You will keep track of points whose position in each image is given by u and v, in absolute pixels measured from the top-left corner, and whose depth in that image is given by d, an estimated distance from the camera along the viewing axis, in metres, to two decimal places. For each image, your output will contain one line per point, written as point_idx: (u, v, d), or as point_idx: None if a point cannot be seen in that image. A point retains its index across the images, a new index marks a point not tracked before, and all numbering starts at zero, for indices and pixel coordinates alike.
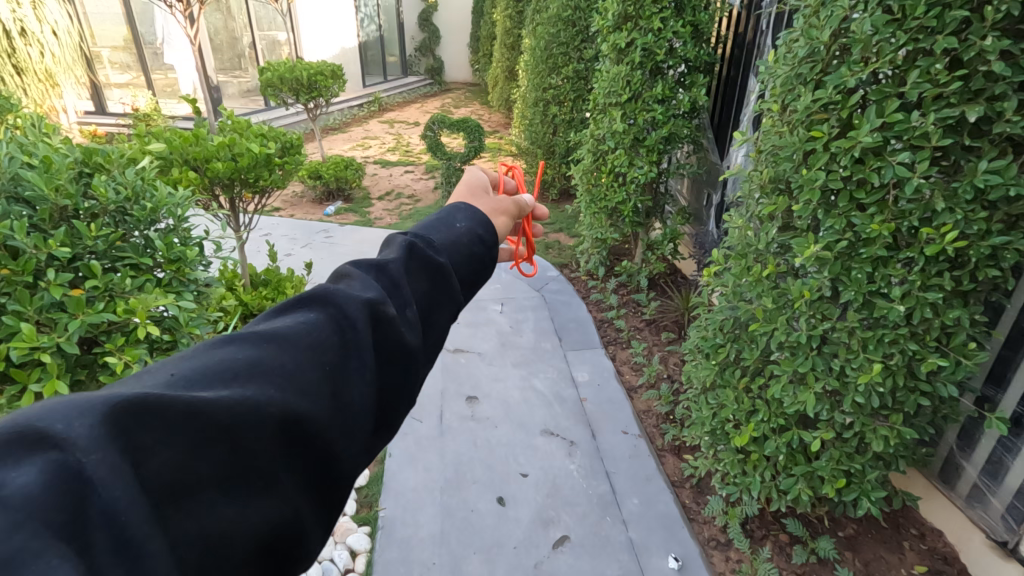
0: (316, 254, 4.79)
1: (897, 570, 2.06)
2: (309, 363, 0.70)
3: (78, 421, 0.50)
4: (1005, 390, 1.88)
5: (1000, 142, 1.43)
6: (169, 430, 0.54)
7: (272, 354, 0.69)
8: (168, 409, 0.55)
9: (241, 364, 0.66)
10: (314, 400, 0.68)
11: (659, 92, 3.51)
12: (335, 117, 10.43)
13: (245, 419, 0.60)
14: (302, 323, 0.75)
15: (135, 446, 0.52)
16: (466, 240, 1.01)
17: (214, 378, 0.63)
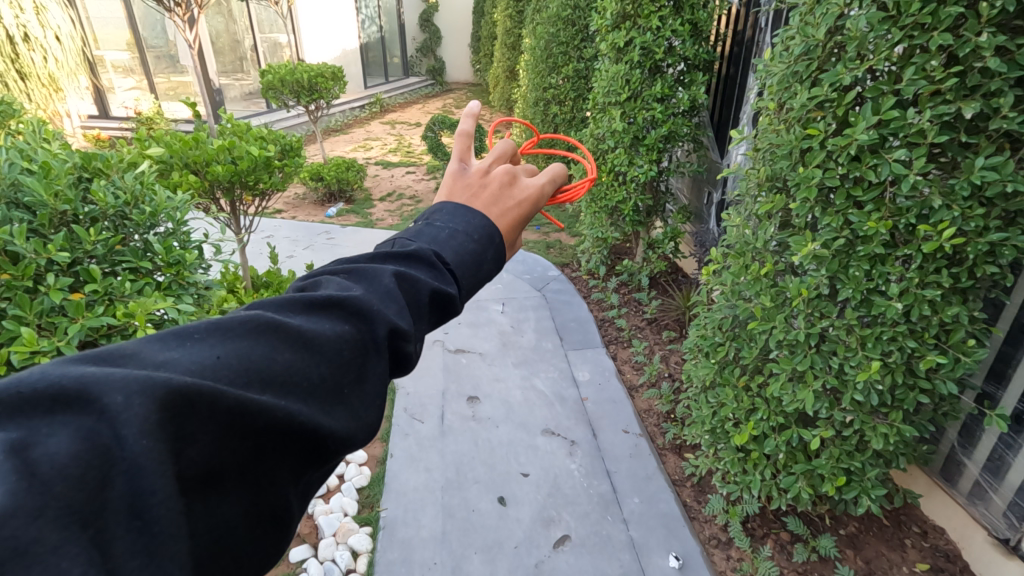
0: (317, 255, 4.81)
1: (898, 568, 2.06)
2: (339, 380, 0.68)
3: (137, 399, 0.51)
4: (1006, 387, 1.87)
5: (997, 139, 1.43)
6: (209, 425, 0.55)
7: (308, 362, 0.66)
8: (216, 403, 0.56)
9: (280, 368, 0.64)
10: (339, 418, 0.67)
11: (658, 91, 3.51)
12: (337, 118, 10.46)
13: (277, 428, 0.60)
14: (341, 331, 0.71)
15: (177, 435, 0.53)
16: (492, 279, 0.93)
17: (255, 377, 0.61)
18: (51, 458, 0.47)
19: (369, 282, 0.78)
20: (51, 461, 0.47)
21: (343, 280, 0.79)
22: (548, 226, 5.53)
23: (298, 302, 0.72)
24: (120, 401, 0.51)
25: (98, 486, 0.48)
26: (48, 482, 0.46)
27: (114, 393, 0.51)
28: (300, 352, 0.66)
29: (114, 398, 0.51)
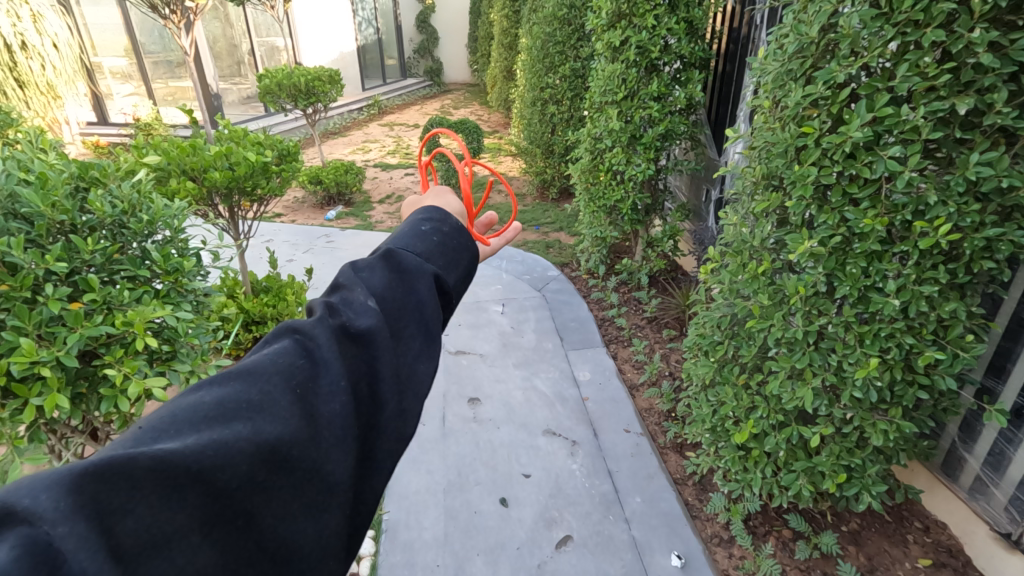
0: (317, 259, 4.83)
1: (900, 564, 2.06)
2: (276, 391, 0.70)
3: (45, 494, 0.52)
4: (1005, 381, 1.88)
5: (992, 134, 1.43)
6: (135, 488, 0.56)
7: (239, 389, 0.69)
8: (132, 466, 0.56)
9: (210, 403, 0.66)
10: (286, 424, 0.67)
11: (655, 89, 3.51)
12: (336, 121, 10.46)
13: (212, 461, 0.60)
14: (268, 354, 0.75)
15: (106, 511, 0.54)
16: (414, 238, 0.94)
17: (183, 422, 0.63)
18: None
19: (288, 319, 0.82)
20: None
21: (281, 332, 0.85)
22: (547, 226, 5.53)
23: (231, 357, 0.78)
24: (30, 502, 0.52)
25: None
26: None
27: (23, 497, 0.52)
28: (228, 388, 0.69)
29: (21, 502, 0.52)
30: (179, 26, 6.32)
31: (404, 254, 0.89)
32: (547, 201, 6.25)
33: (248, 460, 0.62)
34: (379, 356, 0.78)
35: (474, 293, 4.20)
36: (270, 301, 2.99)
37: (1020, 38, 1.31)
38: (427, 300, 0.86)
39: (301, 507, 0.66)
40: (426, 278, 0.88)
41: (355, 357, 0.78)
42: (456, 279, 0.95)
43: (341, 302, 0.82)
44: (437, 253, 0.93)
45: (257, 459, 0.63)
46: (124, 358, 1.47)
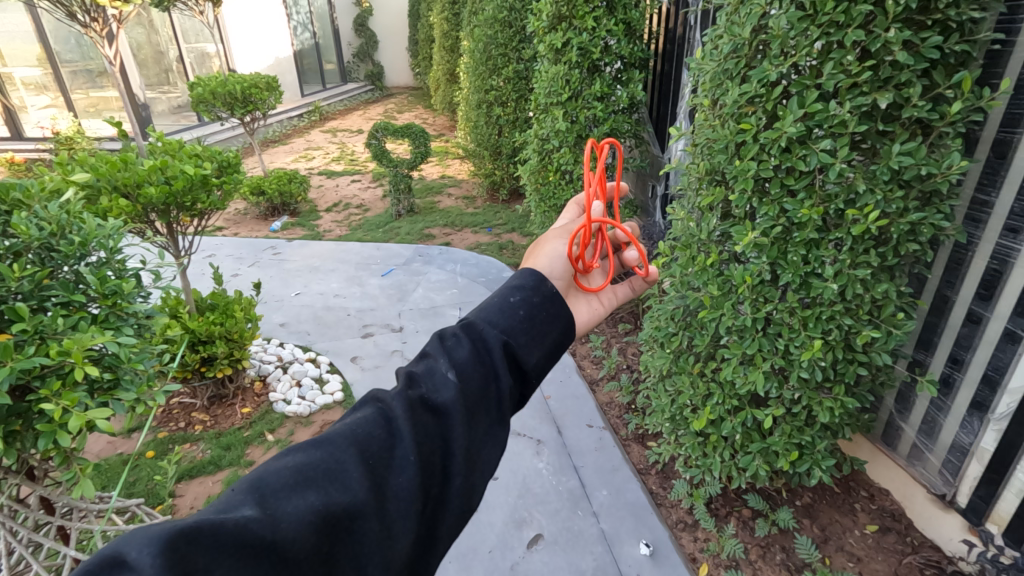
0: (263, 272, 4.67)
1: (851, 532, 2.19)
2: (350, 462, 0.77)
3: (143, 551, 0.61)
4: (934, 353, 2.04)
5: (910, 126, 1.54)
6: (214, 553, 0.63)
7: (321, 458, 0.77)
8: (215, 532, 0.64)
9: (294, 470, 0.75)
10: (354, 496, 0.74)
11: (598, 90, 3.59)
12: (275, 128, 10.10)
13: (286, 530, 0.68)
14: (353, 422, 0.83)
15: (187, 572, 0.62)
16: (502, 310, 0.97)
17: (271, 488, 0.72)
18: None
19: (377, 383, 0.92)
20: None
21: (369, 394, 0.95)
22: (499, 228, 5.55)
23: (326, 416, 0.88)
24: (134, 557, 0.60)
25: None
26: None
27: (129, 550, 0.61)
28: (312, 454, 0.78)
29: (128, 556, 0.61)
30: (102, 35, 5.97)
31: (485, 329, 0.93)
32: (498, 203, 6.26)
33: (318, 532, 0.70)
34: (448, 432, 0.84)
35: (430, 299, 4.16)
36: (218, 320, 2.87)
37: (930, 37, 1.43)
38: (503, 377, 0.90)
39: None
40: (496, 354, 0.92)
41: (426, 432, 0.84)
42: (536, 357, 0.96)
43: (423, 370, 0.91)
44: (524, 328, 0.96)
45: (321, 533, 0.70)
46: (62, 391, 1.39)
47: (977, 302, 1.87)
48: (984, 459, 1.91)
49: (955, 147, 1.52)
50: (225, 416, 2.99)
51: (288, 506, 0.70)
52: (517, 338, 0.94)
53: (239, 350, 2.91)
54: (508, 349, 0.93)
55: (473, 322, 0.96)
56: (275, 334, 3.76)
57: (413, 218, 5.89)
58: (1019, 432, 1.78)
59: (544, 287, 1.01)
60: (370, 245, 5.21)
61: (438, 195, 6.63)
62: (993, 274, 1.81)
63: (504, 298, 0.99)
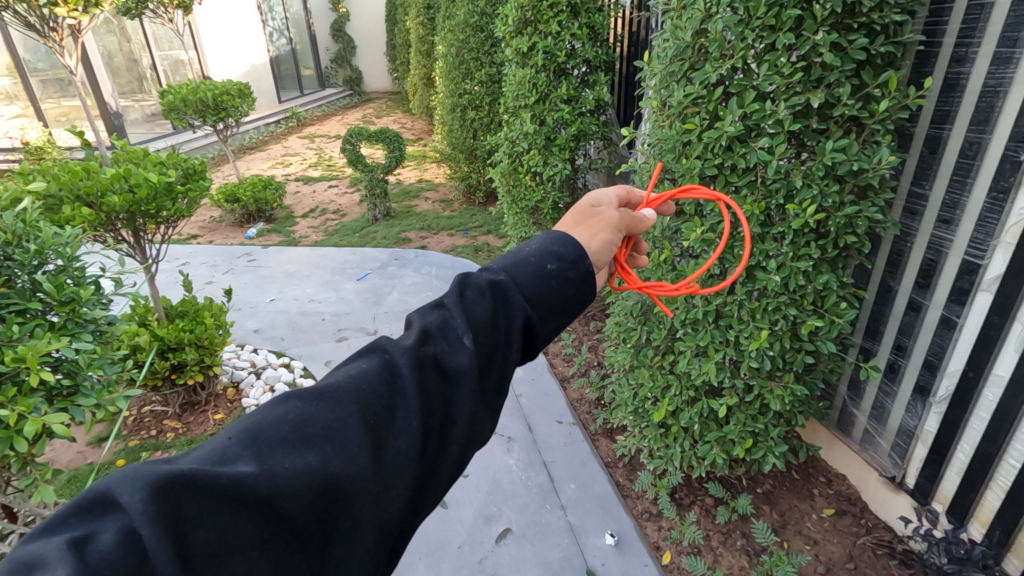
0: (237, 279, 4.66)
1: (808, 516, 2.27)
2: (351, 420, 0.79)
3: (138, 493, 0.62)
4: (880, 341, 2.13)
5: (842, 124, 1.62)
6: (210, 502, 0.65)
7: (322, 414, 0.78)
8: (213, 482, 0.65)
9: (293, 425, 0.76)
10: (355, 456, 0.76)
11: (564, 93, 3.66)
12: (252, 135, 10.05)
13: (284, 484, 0.69)
14: (357, 377, 0.84)
15: (181, 519, 0.63)
16: (537, 276, 1.02)
17: (268, 440, 0.73)
18: (95, 551, 0.59)
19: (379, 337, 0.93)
20: (95, 554, 0.58)
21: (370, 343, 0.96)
22: (475, 230, 5.59)
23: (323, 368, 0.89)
24: (127, 499, 0.61)
25: (135, 565, 0.59)
26: (94, 567, 0.57)
27: (123, 492, 0.62)
28: (310, 407, 0.79)
29: (122, 497, 0.62)
30: (61, 44, 5.87)
31: (516, 294, 0.98)
32: (474, 206, 6.30)
33: (318, 488, 0.71)
34: (452, 396, 0.88)
35: (405, 302, 4.19)
36: (187, 326, 2.88)
37: (856, 39, 1.50)
38: (514, 343, 0.96)
39: (354, 535, 0.74)
40: (518, 320, 0.97)
41: (429, 394, 0.87)
42: (547, 330, 1.03)
43: (434, 327, 0.93)
44: (546, 295, 1.02)
45: (320, 490, 0.72)
46: (17, 398, 1.41)
47: (916, 291, 1.96)
48: (928, 441, 2.00)
49: (885, 143, 1.61)
50: (198, 423, 2.99)
51: (289, 460, 0.72)
52: (537, 307, 1.01)
53: (210, 356, 2.90)
54: (528, 320, 0.99)
55: (506, 285, 0.99)
56: (249, 340, 3.76)
57: (390, 222, 5.91)
58: (957, 413, 1.87)
59: (575, 255, 1.07)
60: (345, 249, 5.22)
61: (415, 199, 6.65)
62: (930, 264, 1.90)
63: (534, 260, 1.05)
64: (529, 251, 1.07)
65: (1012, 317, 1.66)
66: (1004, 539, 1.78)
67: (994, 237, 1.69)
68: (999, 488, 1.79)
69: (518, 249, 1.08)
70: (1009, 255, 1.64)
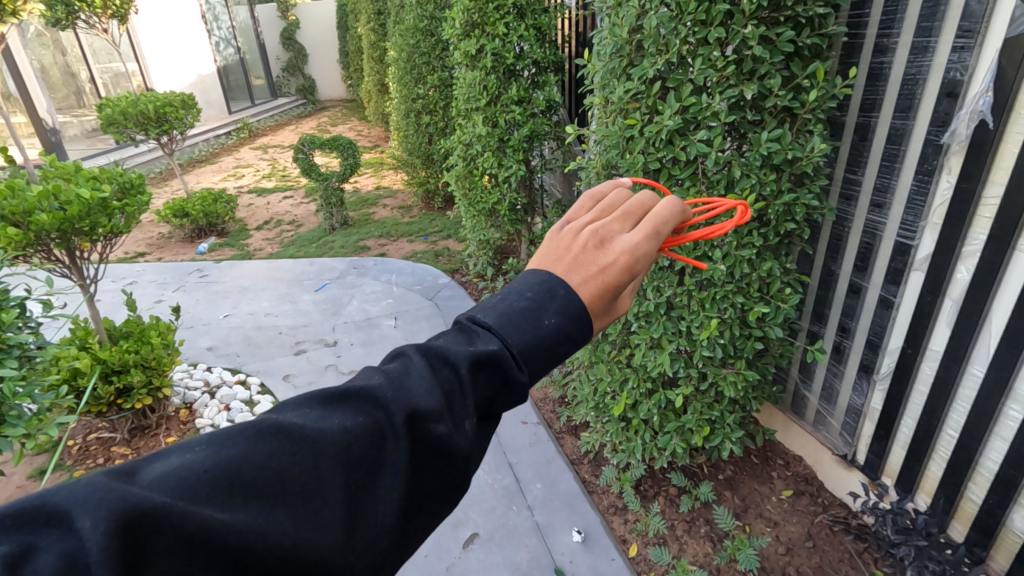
0: (188, 296, 4.50)
1: (768, 498, 2.32)
2: (334, 479, 0.70)
3: (97, 523, 0.55)
4: (826, 324, 2.20)
5: (775, 114, 1.67)
6: (174, 546, 0.58)
7: (304, 467, 0.69)
8: (179, 527, 0.58)
9: (271, 476, 0.67)
10: (327, 523, 0.68)
11: (514, 94, 3.67)
12: (201, 148, 9.75)
13: (251, 548, 0.61)
14: (349, 429, 0.74)
15: (137, 558, 0.57)
16: (549, 357, 0.87)
17: (241, 491, 0.65)
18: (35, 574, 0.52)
19: (382, 375, 0.82)
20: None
21: (366, 375, 0.84)
22: (435, 235, 5.56)
23: (317, 397, 0.78)
24: (87, 527, 0.55)
25: None
26: None
27: (84, 516, 0.56)
28: (295, 453, 0.70)
29: (83, 522, 0.56)
30: None
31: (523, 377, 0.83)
32: (433, 211, 6.26)
33: (281, 563, 0.63)
34: (439, 473, 0.78)
35: (364, 312, 4.12)
36: (132, 347, 2.75)
37: (783, 32, 1.55)
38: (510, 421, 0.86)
39: None
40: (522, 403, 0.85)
41: (419, 463, 0.77)
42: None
43: (442, 385, 0.80)
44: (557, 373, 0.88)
45: (285, 564, 0.63)
46: None
47: (855, 274, 2.03)
48: (875, 418, 2.07)
49: (816, 132, 1.66)
50: (148, 448, 2.86)
51: (257, 519, 0.63)
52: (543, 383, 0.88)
53: (158, 377, 2.79)
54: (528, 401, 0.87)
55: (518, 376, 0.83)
56: (202, 359, 3.63)
57: (348, 231, 5.81)
58: (900, 388, 1.95)
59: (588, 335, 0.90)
60: (303, 261, 5.11)
61: (373, 206, 6.56)
62: (867, 247, 1.97)
63: (549, 331, 0.85)
64: (545, 322, 0.86)
65: (943, 293, 1.74)
66: (948, 507, 1.85)
67: (922, 218, 1.76)
68: (941, 458, 1.87)
69: (537, 308, 0.87)
70: (938, 234, 1.72)
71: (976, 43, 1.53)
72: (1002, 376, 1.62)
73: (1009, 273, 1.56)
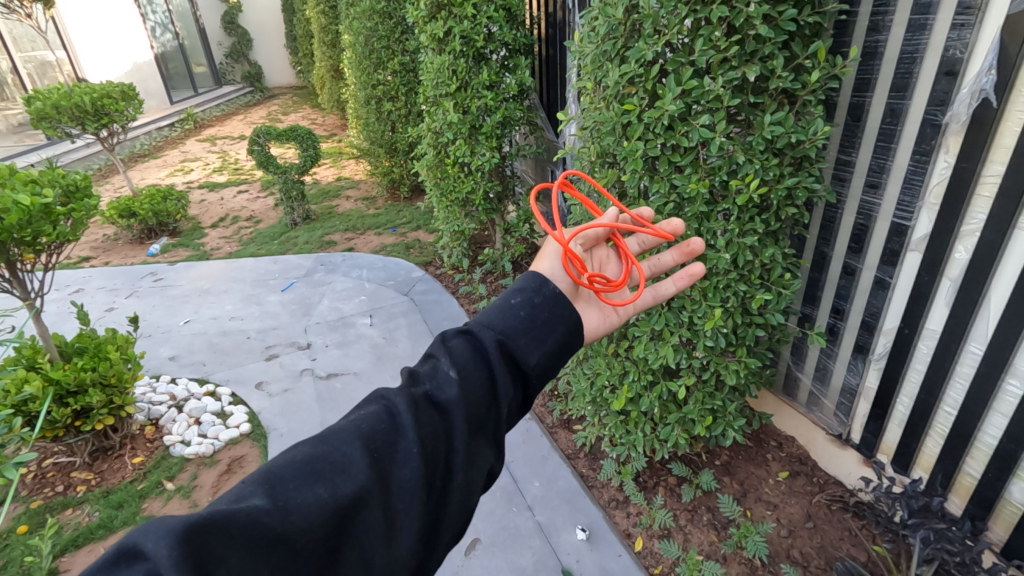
0: (143, 302, 4.22)
1: (766, 481, 2.33)
2: (357, 451, 0.82)
3: (160, 540, 0.63)
4: (819, 306, 2.19)
5: (777, 96, 1.62)
6: (232, 539, 0.66)
7: (328, 452, 0.81)
8: (232, 521, 0.67)
9: (305, 464, 0.79)
10: (362, 486, 0.78)
11: (485, 78, 3.53)
12: (143, 142, 9.15)
13: (299, 519, 0.71)
14: (358, 418, 0.88)
15: (206, 560, 0.64)
16: (505, 313, 1.05)
17: (282, 481, 0.76)
18: None
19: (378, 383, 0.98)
20: None
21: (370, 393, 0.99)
22: (403, 227, 5.38)
23: None
24: (152, 546, 0.62)
25: None
26: None
27: (147, 541, 0.63)
28: (318, 447, 0.82)
29: (147, 544, 0.63)
30: None
31: (490, 331, 1.02)
32: (399, 201, 6.07)
33: (329, 522, 0.73)
34: (450, 431, 0.90)
35: (337, 311, 3.95)
36: (88, 364, 2.53)
37: (785, 10, 1.48)
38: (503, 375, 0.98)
39: (367, 569, 0.75)
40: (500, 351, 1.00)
41: (430, 427, 0.90)
42: (540, 356, 1.03)
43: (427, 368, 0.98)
44: (528, 327, 1.04)
45: (333, 523, 0.74)
46: None
47: (850, 255, 2.02)
48: (870, 397, 2.10)
49: (817, 114, 1.62)
50: (114, 471, 2.67)
51: (299, 495, 0.74)
52: (520, 335, 1.03)
53: (119, 395, 2.58)
54: (509, 350, 1.01)
55: (473, 329, 1.04)
56: (165, 370, 3.41)
57: (311, 226, 5.56)
58: (896, 367, 1.97)
59: (541, 284, 1.10)
60: (265, 259, 4.86)
61: (335, 198, 6.31)
62: (861, 228, 1.96)
63: (503, 303, 1.07)
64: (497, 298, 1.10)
65: (941, 273, 1.75)
66: (946, 481, 1.89)
67: (919, 198, 1.76)
68: (938, 434, 1.90)
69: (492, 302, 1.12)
70: (935, 215, 1.72)
71: (977, 20, 1.50)
72: (1002, 353, 1.64)
73: (1009, 252, 1.57)
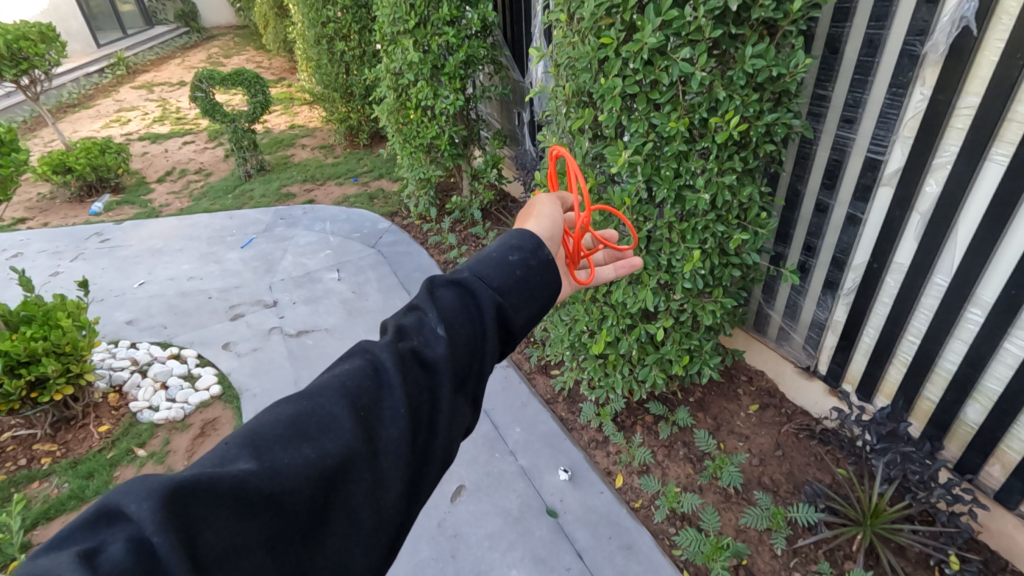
0: (91, 265, 3.98)
1: (737, 415, 2.42)
2: (344, 409, 0.78)
3: (142, 503, 0.61)
4: (791, 244, 2.22)
5: (758, 27, 1.56)
6: (215, 502, 0.64)
7: (312, 411, 0.78)
8: (213, 485, 0.64)
9: (289, 424, 0.75)
10: (349, 444, 0.75)
11: (445, 13, 3.31)
12: (71, 90, 8.40)
13: (285, 480, 0.69)
14: (344, 371, 0.84)
15: (189, 522, 0.62)
16: (501, 267, 1.01)
17: (265, 442, 0.73)
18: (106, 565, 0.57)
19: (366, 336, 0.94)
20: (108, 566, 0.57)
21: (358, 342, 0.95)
22: (365, 176, 5.17)
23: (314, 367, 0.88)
24: (134, 509, 0.61)
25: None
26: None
27: (129, 503, 0.61)
28: (303, 404, 0.79)
29: (129, 507, 0.61)
30: None
31: (481, 286, 0.98)
32: (359, 149, 5.80)
33: (316, 482, 0.71)
34: (437, 388, 0.87)
35: (302, 266, 3.81)
36: (39, 333, 2.38)
37: None
38: (491, 329, 0.95)
39: (355, 528, 0.73)
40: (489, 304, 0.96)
41: (417, 382, 0.86)
42: (525, 316, 1.02)
43: (414, 319, 0.94)
44: (514, 283, 1.01)
45: (320, 482, 0.71)
46: None
47: (822, 192, 2.03)
48: (838, 331, 2.16)
49: (798, 46, 1.57)
50: (79, 440, 2.57)
51: (285, 456, 0.71)
52: (508, 292, 0.99)
53: (77, 363, 2.46)
54: (497, 304, 0.97)
55: (463, 279, 0.99)
56: (123, 335, 3.25)
57: (267, 178, 5.29)
58: (864, 301, 2.02)
59: (533, 241, 1.07)
60: (220, 214, 4.61)
61: (289, 148, 5.98)
62: (835, 165, 1.96)
63: (494, 255, 1.03)
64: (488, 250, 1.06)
65: (911, 208, 1.78)
66: (906, 406, 1.99)
67: (893, 132, 1.76)
68: (901, 363, 1.99)
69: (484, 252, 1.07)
70: (908, 148, 1.73)
71: None
72: (966, 283, 1.70)
73: (979, 184, 1.59)
